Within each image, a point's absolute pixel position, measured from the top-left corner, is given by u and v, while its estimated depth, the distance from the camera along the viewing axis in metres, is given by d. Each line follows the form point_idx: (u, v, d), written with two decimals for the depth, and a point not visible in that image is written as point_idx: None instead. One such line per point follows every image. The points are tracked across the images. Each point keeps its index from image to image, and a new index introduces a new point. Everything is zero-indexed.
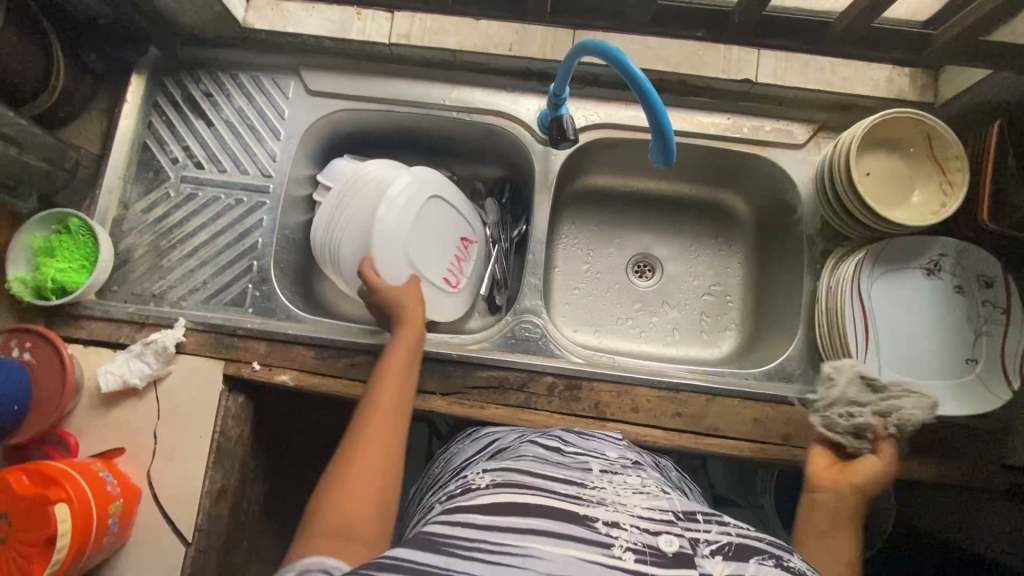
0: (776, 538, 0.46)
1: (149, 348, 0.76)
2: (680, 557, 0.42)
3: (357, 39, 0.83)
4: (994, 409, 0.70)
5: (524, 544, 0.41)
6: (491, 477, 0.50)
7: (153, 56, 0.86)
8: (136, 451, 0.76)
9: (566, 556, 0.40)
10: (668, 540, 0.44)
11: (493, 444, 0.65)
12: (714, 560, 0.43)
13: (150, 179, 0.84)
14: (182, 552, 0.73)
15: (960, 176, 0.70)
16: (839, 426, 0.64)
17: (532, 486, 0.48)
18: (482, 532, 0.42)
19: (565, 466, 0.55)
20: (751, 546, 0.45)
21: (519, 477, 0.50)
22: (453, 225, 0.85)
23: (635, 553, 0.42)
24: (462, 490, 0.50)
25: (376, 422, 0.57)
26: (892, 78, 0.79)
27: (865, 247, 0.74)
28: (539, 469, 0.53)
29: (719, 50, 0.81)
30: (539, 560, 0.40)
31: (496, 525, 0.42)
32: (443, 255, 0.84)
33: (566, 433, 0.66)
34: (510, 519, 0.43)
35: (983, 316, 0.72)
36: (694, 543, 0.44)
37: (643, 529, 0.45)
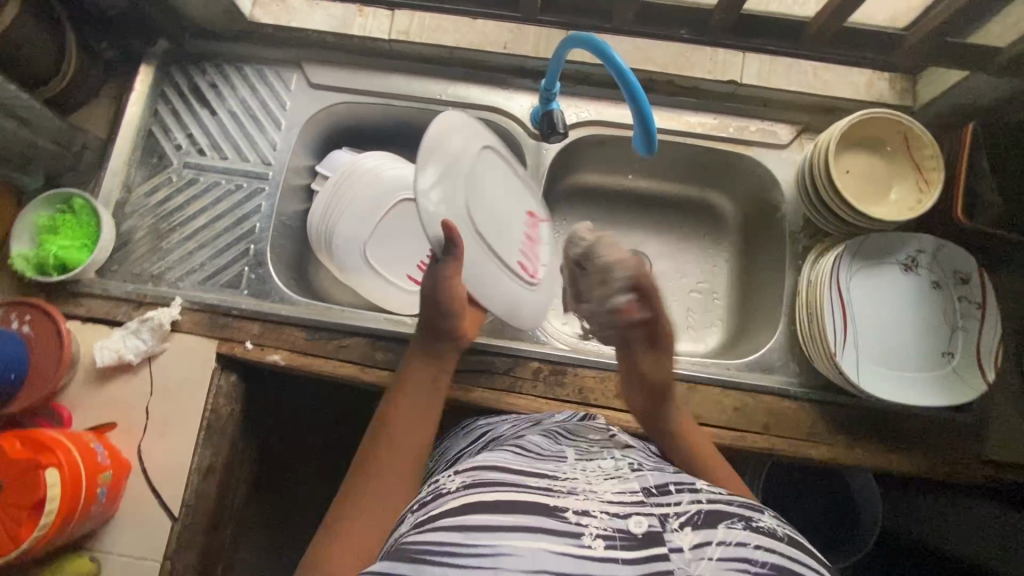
0: (746, 500, 0.48)
1: (145, 326, 0.78)
2: (649, 537, 0.42)
3: (358, 35, 0.86)
4: (969, 400, 0.72)
5: (497, 542, 0.39)
6: (462, 477, 0.48)
7: (162, 48, 0.89)
8: (128, 427, 0.77)
9: (536, 550, 0.39)
10: (638, 522, 0.43)
11: (485, 436, 0.67)
12: (683, 533, 0.43)
13: (153, 164, 0.87)
14: (168, 527, 0.74)
15: (936, 174, 0.73)
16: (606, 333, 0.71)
17: (501, 479, 0.47)
18: (451, 533, 0.41)
19: (539, 456, 0.55)
20: (719, 512, 0.45)
21: (490, 474, 0.48)
22: (513, 203, 0.78)
23: (605, 539, 0.41)
24: (433, 496, 0.48)
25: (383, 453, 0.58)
26: (872, 81, 0.82)
27: (844, 242, 0.76)
28: (512, 459, 0.52)
29: (705, 53, 0.84)
30: (513, 558, 0.38)
31: (462, 525, 0.41)
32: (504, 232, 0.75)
33: (558, 421, 0.68)
34: (481, 519, 0.41)
35: (959, 312, 0.74)
36: (663, 520, 0.44)
37: (612, 513, 0.44)
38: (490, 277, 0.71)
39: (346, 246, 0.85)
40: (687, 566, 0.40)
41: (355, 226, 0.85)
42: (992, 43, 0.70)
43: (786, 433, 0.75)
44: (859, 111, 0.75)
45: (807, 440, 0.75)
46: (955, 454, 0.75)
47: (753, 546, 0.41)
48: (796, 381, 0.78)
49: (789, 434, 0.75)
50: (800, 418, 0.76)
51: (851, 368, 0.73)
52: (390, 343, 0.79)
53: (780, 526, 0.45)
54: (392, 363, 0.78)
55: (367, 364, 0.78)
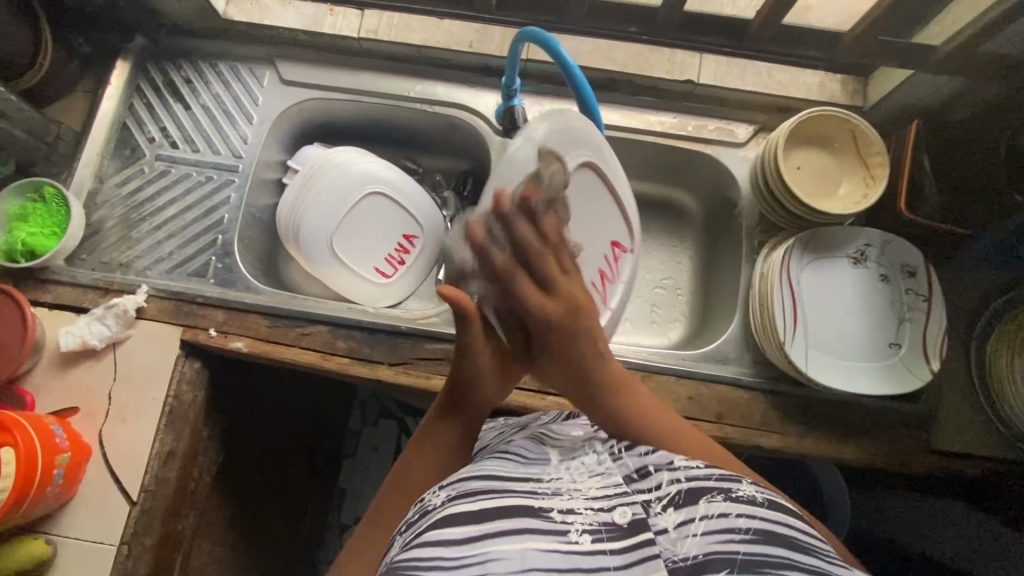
0: (724, 471, 0.47)
1: (110, 312, 0.79)
2: (635, 526, 0.43)
3: (328, 32, 0.89)
4: (915, 389, 0.74)
5: (487, 548, 0.41)
6: (445, 491, 0.47)
7: (139, 44, 0.92)
8: (90, 411, 0.78)
9: (524, 550, 0.41)
10: (622, 513, 0.44)
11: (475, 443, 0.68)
12: (667, 513, 0.44)
13: (126, 156, 0.89)
14: (127, 511, 0.76)
15: (882, 171, 0.75)
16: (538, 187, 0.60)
17: (486, 485, 0.46)
18: (439, 549, 0.40)
19: (521, 457, 0.53)
20: (699, 486, 0.45)
21: (475, 483, 0.47)
22: (602, 227, 0.73)
23: (591, 533, 0.43)
24: (419, 514, 0.46)
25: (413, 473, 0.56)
26: (824, 82, 0.85)
27: (795, 236, 0.78)
28: (495, 463, 0.51)
29: (664, 53, 0.87)
30: (504, 561, 0.40)
31: (450, 538, 0.41)
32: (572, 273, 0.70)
33: (542, 424, 0.65)
34: (469, 529, 0.42)
35: (906, 304, 0.76)
36: (647, 506, 0.45)
37: (598, 508, 0.45)
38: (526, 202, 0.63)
39: (313, 238, 0.87)
40: (673, 546, 0.42)
41: (323, 219, 0.87)
42: (932, 42, 0.73)
43: (739, 422, 0.77)
44: (808, 109, 0.77)
45: (759, 429, 0.77)
46: (905, 444, 0.77)
47: (734, 515, 0.43)
48: (749, 371, 0.80)
49: (742, 423, 0.77)
50: (752, 408, 0.77)
51: (799, 357, 0.75)
52: (351, 331, 0.80)
53: (758, 492, 0.45)
54: (353, 351, 0.79)
55: (327, 352, 0.80)
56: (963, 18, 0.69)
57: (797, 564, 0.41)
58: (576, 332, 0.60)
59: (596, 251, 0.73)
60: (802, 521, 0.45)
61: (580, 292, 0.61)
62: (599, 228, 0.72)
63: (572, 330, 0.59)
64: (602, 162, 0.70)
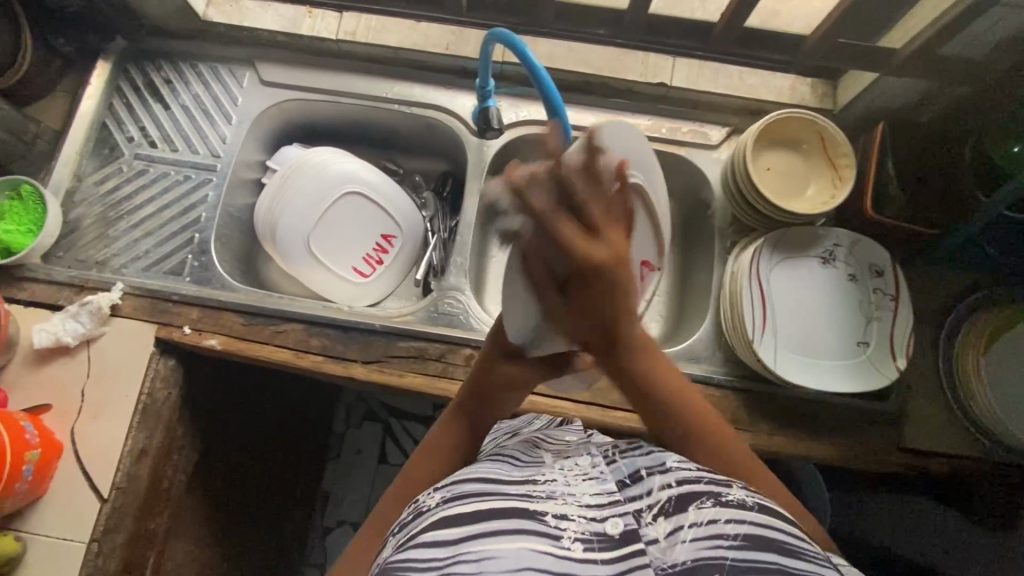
0: (716, 478, 0.48)
1: (83, 309, 0.79)
2: (626, 537, 0.43)
3: (307, 34, 0.90)
4: (881, 386, 0.75)
5: (479, 550, 0.40)
6: (440, 492, 0.47)
7: (119, 45, 0.93)
8: (63, 409, 0.78)
9: (519, 550, 0.40)
10: (614, 523, 0.44)
11: None
12: (657, 523, 0.44)
13: (105, 155, 0.90)
14: (97, 508, 0.76)
15: (849, 171, 0.77)
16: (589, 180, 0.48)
17: (481, 488, 0.46)
18: (435, 554, 0.41)
19: (515, 461, 0.53)
20: (688, 493, 0.46)
21: (470, 485, 0.47)
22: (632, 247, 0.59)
23: (584, 542, 0.42)
24: (413, 515, 0.46)
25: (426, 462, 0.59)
26: (794, 86, 0.86)
27: (764, 236, 0.79)
28: (490, 466, 0.51)
29: (637, 57, 0.88)
30: (497, 560, 0.40)
31: (447, 541, 0.41)
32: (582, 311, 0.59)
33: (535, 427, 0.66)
34: (462, 530, 0.42)
35: (874, 304, 0.77)
36: (638, 515, 0.45)
37: (590, 517, 0.44)
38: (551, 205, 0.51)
39: (290, 237, 0.88)
40: (663, 555, 0.42)
41: (299, 219, 0.87)
42: (894, 45, 0.74)
43: None
44: (776, 111, 0.78)
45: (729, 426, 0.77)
46: (875, 442, 0.77)
47: (723, 521, 0.43)
48: (720, 370, 0.80)
49: None
50: (722, 406, 0.78)
51: (768, 355, 0.75)
52: (325, 329, 0.80)
53: (749, 496, 0.46)
54: (327, 348, 0.80)
55: (301, 349, 0.80)
56: (923, 20, 0.70)
57: (788, 568, 0.41)
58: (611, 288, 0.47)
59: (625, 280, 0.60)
60: (794, 525, 0.45)
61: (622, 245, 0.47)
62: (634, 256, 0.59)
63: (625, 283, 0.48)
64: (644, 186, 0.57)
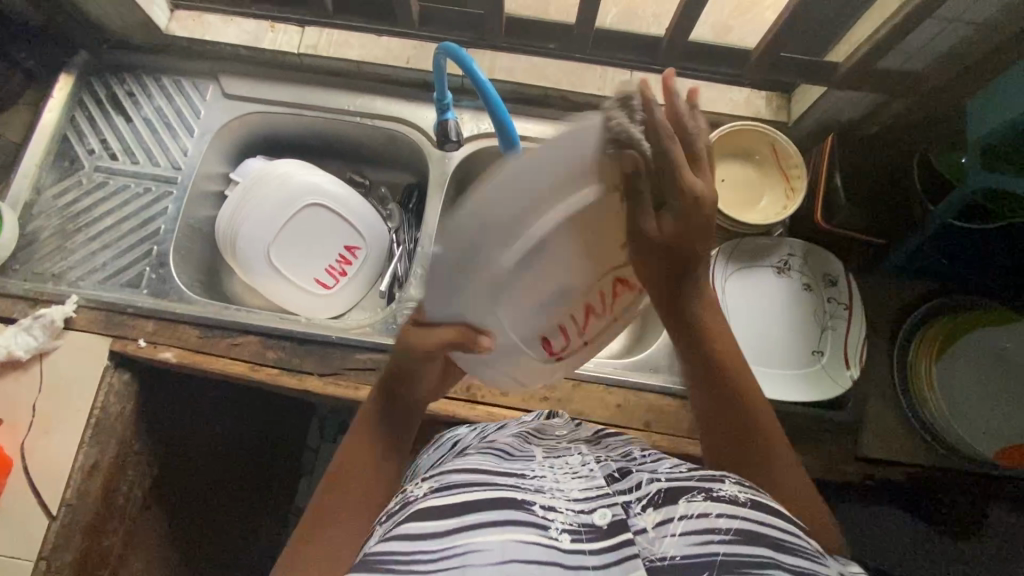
0: (707, 472, 0.47)
1: (37, 322, 0.79)
2: (614, 527, 0.42)
3: (268, 48, 0.91)
4: (835, 397, 0.75)
5: (465, 542, 0.40)
6: (429, 483, 0.46)
7: (82, 59, 0.93)
8: (14, 424, 0.77)
9: (504, 543, 0.40)
10: (602, 514, 0.44)
11: (451, 442, 0.66)
12: (646, 513, 0.44)
13: (65, 167, 0.90)
14: (46, 526, 0.74)
15: (799, 183, 0.77)
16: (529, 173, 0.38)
17: (472, 477, 0.46)
18: (419, 548, 0.40)
19: (506, 453, 0.53)
20: (679, 486, 0.45)
21: (456, 475, 0.46)
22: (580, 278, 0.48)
23: (571, 533, 0.42)
24: (401, 505, 0.46)
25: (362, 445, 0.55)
26: (749, 100, 0.87)
27: (720, 245, 0.80)
28: (476, 458, 0.50)
29: (595, 71, 0.88)
30: (481, 553, 0.39)
31: (429, 531, 0.41)
32: (545, 308, 0.49)
33: (525, 422, 0.66)
34: (448, 522, 0.41)
35: (828, 313, 0.78)
36: (626, 507, 0.45)
37: (579, 509, 0.44)
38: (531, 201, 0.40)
39: (250, 249, 0.87)
40: (651, 546, 0.42)
41: (259, 232, 0.87)
42: (839, 60, 0.76)
43: (666, 430, 0.77)
44: (727, 124, 0.80)
45: (688, 437, 0.77)
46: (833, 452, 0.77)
47: (713, 515, 0.42)
48: (679, 380, 0.80)
49: (669, 430, 0.77)
50: (680, 417, 0.78)
51: None
52: (282, 342, 0.80)
53: (741, 491, 0.45)
54: (282, 361, 0.79)
55: (256, 362, 0.79)
56: (865, 33, 0.71)
57: (780, 564, 0.40)
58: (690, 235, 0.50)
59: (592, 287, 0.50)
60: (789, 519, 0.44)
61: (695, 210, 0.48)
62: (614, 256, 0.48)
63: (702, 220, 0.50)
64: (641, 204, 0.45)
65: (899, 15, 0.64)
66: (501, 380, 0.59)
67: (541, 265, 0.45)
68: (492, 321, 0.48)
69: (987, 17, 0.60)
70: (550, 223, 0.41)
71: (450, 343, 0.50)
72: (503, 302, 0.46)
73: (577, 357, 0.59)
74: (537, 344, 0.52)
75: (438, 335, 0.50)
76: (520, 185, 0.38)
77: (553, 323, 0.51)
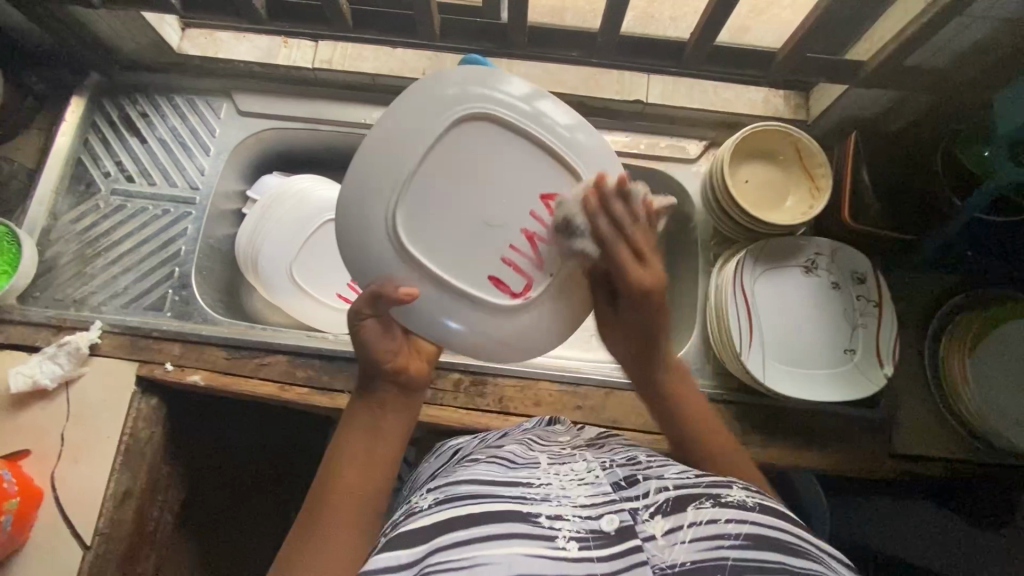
0: (714, 480, 0.48)
1: (62, 350, 0.78)
2: (623, 533, 0.42)
3: (282, 64, 0.90)
4: (869, 394, 0.75)
5: (474, 554, 0.39)
6: (434, 494, 0.47)
7: (93, 81, 0.92)
8: (43, 454, 0.76)
9: (511, 555, 0.39)
10: (609, 520, 0.43)
11: (452, 452, 0.64)
12: (654, 521, 0.43)
13: (81, 192, 0.89)
14: (80, 556, 0.73)
15: (825, 182, 0.77)
16: (380, 132, 0.54)
17: (476, 490, 0.46)
18: (431, 555, 0.40)
19: (511, 461, 0.53)
20: (687, 496, 0.45)
21: (465, 485, 0.47)
22: (495, 208, 0.56)
23: (579, 540, 0.41)
24: (406, 515, 0.47)
25: (350, 468, 0.53)
26: (768, 98, 0.87)
27: (748, 248, 0.79)
28: (482, 467, 0.50)
29: (612, 75, 0.88)
30: (490, 567, 0.39)
31: (442, 547, 0.41)
32: (470, 237, 0.56)
33: (527, 429, 0.65)
34: (460, 535, 0.41)
35: (858, 310, 0.78)
36: (634, 513, 0.44)
37: (585, 516, 0.44)
38: (395, 143, 0.53)
39: (272, 267, 0.87)
40: (660, 553, 0.41)
41: (282, 251, 0.87)
42: (861, 58, 0.75)
43: None
44: (750, 125, 0.79)
45: None
46: (866, 450, 0.77)
47: (723, 520, 0.42)
48: (710, 383, 0.80)
49: None
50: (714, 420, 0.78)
51: (757, 368, 0.75)
52: (310, 360, 0.79)
53: (749, 498, 0.45)
54: (312, 379, 0.79)
55: (287, 382, 0.79)
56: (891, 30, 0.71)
57: (792, 567, 0.39)
58: (654, 305, 0.59)
59: (511, 225, 0.56)
60: (796, 525, 0.44)
61: (655, 278, 0.57)
62: (508, 180, 0.56)
63: (649, 296, 0.58)
64: (511, 120, 0.55)
65: (929, 11, 0.64)
66: (488, 347, 0.58)
67: (433, 195, 0.55)
68: (419, 268, 0.54)
69: (1016, 11, 0.60)
70: (419, 158, 0.53)
71: (376, 296, 0.53)
72: (414, 233, 0.54)
73: (554, 319, 0.59)
74: (485, 283, 0.56)
75: (364, 295, 0.54)
76: (377, 141, 0.54)
77: (487, 254, 0.56)
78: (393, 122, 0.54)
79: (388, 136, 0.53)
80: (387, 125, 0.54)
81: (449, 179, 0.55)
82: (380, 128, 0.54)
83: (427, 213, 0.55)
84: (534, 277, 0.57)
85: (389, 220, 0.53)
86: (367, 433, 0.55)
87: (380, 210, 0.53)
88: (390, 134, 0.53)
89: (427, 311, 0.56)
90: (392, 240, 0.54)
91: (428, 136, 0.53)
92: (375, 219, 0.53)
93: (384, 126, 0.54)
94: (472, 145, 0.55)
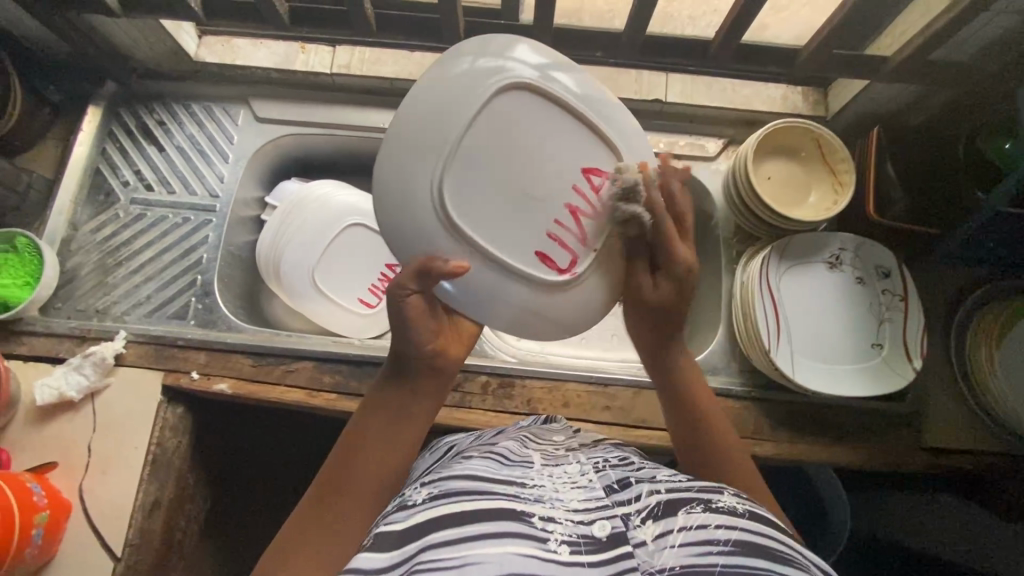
0: (706, 484, 0.47)
1: (87, 360, 0.77)
2: (613, 539, 0.42)
3: (300, 69, 0.90)
4: (899, 388, 0.75)
5: (467, 553, 0.39)
6: (428, 488, 0.47)
7: (110, 90, 0.91)
8: (70, 466, 0.75)
9: (504, 555, 0.39)
10: (601, 526, 0.43)
11: (448, 449, 0.61)
12: (645, 526, 0.43)
13: (100, 202, 0.88)
14: (110, 568, 0.72)
15: (848, 177, 0.78)
16: (418, 104, 0.53)
17: (470, 486, 0.46)
18: (422, 553, 0.40)
19: (505, 458, 0.52)
20: (677, 499, 0.45)
21: (459, 481, 0.47)
22: (540, 182, 0.55)
23: (570, 544, 0.41)
24: (397, 508, 0.47)
25: (369, 450, 0.54)
26: (786, 95, 0.88)
27: (772, 245, 0.79)
28: (476, 463, 0.50)
29: (630, 75, 0.88)
30: (480, 566, 0.38)
31: (433, 544, 0.41)
32: (514, 213, 0.55)
33: (522, 427, 0.63)
34: (451, 533, 0.41)
35: (884, 305, 0.78)
36: (625, 519, 0.44)
37: (578, 519, 0.43)
38: (435, 115, 0.52)
39: (295, 273, 0.87)
40: (650, 559, 0.40)
41: (304, 257, 0.86)
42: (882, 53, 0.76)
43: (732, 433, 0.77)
44: (773, 122, 0.79)
45: (751, 437, 0.77)
46: (896, 445, 0.77)
47: (713, 526, 0.41)
48: (738, 380, 0.81)
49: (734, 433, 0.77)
50: (743, 418, 0.78)
51: (786, 364, 0.75)
52: (337, 365, 0.79)
53: (740, 504, 0.45)
54: (339, 384, 0.78)
55: (314, 388, 0.78)
56: (917, 25, 0.71)
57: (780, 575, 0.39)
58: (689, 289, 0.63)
59: (557, 200, 0.56)
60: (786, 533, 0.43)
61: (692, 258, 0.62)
62: (552, 153, 0.55)
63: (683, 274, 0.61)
64: (549, 93, 0.55)
65: (958, 5, 0.64)
66: (535, 327, 0.59)
67: (477, 170, 0.54)
68: (466, 248, 0.54)
69: None
70: (459, 132, 0.53)
71: (424, 267, 0.52)
72: (459, 211, 0.54)
73: (597, 296, 0.60)
74: (534, 259, 0.56)
75: (409, 266, 0.53)
76: (416, 114, 0.53)
77: (532, 231, 0.56)
78: (431, 94, 0.53)
79: (427, 109, 0.53)
80: (425, 98, 0.53)
81: (491, 153, 0.54)
82: (416, 100, 0.53)
83: (471, 189, 0.54)
84: (581, 254, 0.57)
85: (434, 197, 0.52)
86: (390, 417, 0.56)
87: (425, 188, 0.53)
88: (428, 107, 0.53)
89: (471, 289, 0.56)
90: (436, 218, 0.53)
91: (470, 111, 0.52)
92: (420, 198, 0.53)
93: (422, 99, 0.53)
94: (513, 117, 0.54)
